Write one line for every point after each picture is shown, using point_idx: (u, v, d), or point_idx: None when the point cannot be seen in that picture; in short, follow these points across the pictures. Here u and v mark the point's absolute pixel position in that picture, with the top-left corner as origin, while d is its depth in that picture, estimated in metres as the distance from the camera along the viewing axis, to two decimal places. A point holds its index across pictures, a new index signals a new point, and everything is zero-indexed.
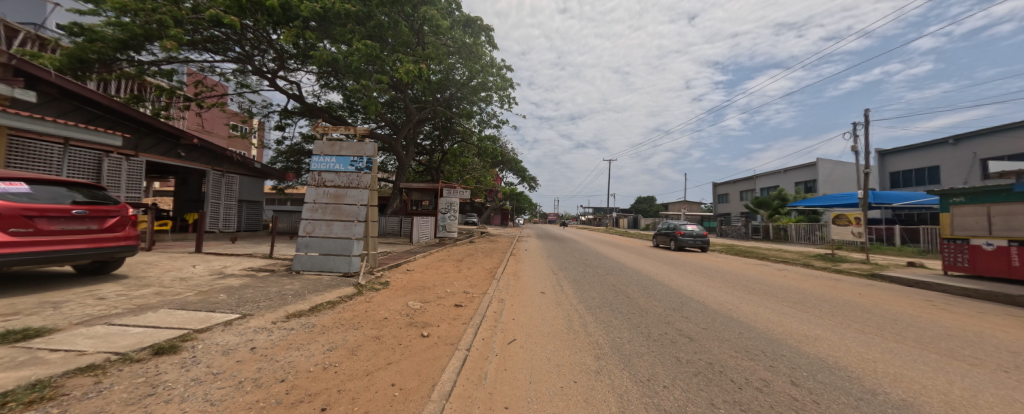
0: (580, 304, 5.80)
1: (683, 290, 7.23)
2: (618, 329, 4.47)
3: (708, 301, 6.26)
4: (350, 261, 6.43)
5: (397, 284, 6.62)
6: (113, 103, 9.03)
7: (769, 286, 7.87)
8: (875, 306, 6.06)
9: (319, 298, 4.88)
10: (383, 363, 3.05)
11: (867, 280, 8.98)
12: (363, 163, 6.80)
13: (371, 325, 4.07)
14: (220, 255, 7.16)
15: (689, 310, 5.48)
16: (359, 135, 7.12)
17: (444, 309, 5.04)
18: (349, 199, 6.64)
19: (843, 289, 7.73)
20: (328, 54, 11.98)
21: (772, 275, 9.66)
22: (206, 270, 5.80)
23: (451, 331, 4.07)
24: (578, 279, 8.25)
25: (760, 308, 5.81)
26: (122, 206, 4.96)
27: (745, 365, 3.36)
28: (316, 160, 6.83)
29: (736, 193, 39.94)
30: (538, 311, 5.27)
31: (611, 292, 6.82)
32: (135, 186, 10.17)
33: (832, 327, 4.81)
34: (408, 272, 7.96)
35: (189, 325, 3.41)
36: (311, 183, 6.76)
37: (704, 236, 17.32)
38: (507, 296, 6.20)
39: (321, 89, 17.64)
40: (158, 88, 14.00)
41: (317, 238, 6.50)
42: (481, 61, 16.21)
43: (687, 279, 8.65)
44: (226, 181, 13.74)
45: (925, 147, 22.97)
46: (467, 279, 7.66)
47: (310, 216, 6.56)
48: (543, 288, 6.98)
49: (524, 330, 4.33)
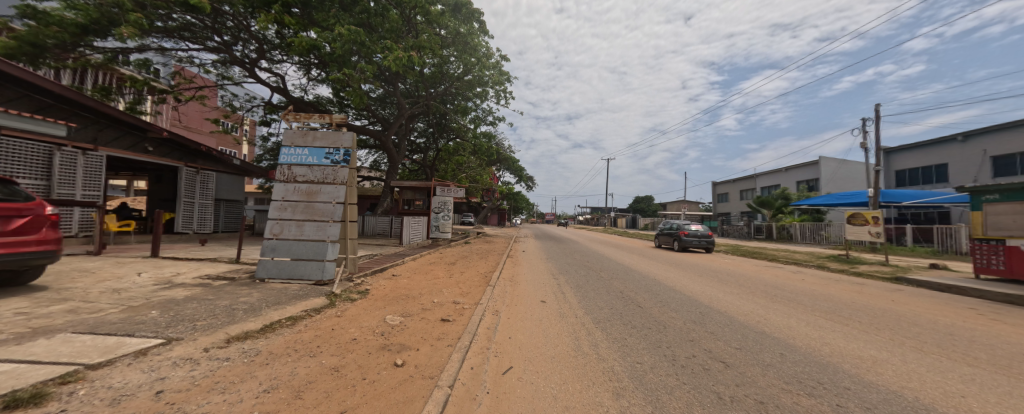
0: (588, 316, 5.07)
1: (698, 297, 6.55)
2: (636, 350, 3.72)
3: (730, 311, 5.55)
4: (323, 267, 5.57)
5: (379, 292, 5.82)
6: (65, 91, 8.17)
7: (791, 292, 7.18)
8: (918, 317, 5.40)
9: (278, 314, 4.08)
10: (334, 412, 2.24)
11: (893, 284, 8.30)
12: (340, 155, 6.00)
13: (335, 349, 3.30)
14: (177, 260, 6.28)
15: (712, 323, 4.78)
16: (336, 124, 6.29)
17: (428, 325, 4.27)
18: (324, 197, 5.85)
19: (872, 295, 7.06)
20: (307, 40, 10.97)
21: (788, 279, 8.97)
22: (150, 280, 4.94)
23: (432, 357, 3.29)
24: (580, 284, 7.55)
25: (792, 320, 5.10)
26: (36, 203, 4.12)
27: (807, 405, 2.60)
28: (286, 151, 6.00)
29: (736, 193, 39.57)
30: (539, 326, 4.52)
31: (620, 301, 6.09)
32: (95, 184, 9.29)
33: (885, 346, 4.09)
34: (393, 278, 7.16)
35: (83, 358, 2.57)
36: (279, 178, 5.93)
37: (709, 237, 16.65)
38: (503, 306, 5.43)
39: (309, 82, 16.90)
40: (129, 79, 13.07)
41: (285, 241, 5.65)
42: (477, 53, 15.57)
43: (698, 284, 7.94)
44: (202, 179, 12.79)
45: (932, 144, 22.48)
46: (458, 285, 6.87)
47: (278, 215, 5.74)
48: (543, 297, 6.21)
49: (524, 353, 3.58)
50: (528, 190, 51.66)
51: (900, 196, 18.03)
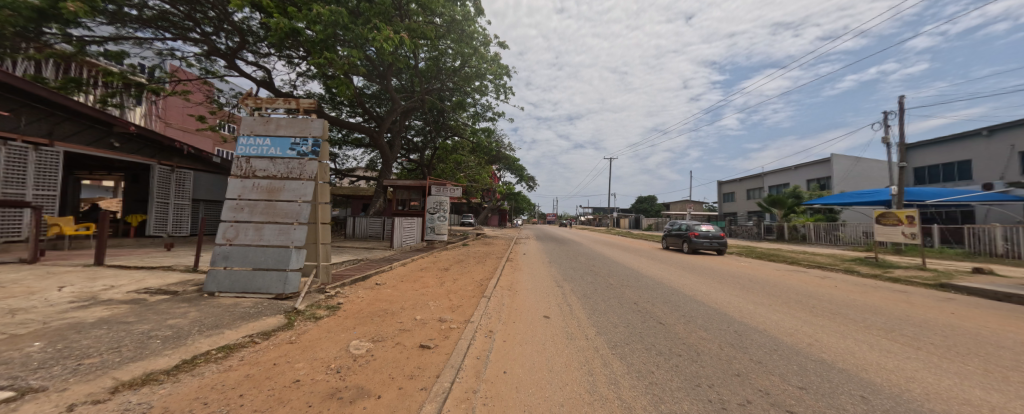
0: (601, 337, 4.15)
1: (725, 309, 5.66)
2: (669, 393, 2.82)
3: (771, 330, 4.63)
4: (285, 279, 4.64)
5: (352, 308, 4.92)
6: (17, 81, 7.39)
7: (830, 304, 6.25)
8: (1004, 338, 4.41)
9: (209, 343, 3.18)
10: None
11: (941, 292, 7.31)
12: (307, 146, 5.16)
13: (264, 400, 2.38)
14: (121, 270, 5.43)
15: (755, 348, 3.89)
16: (304, 109, 5.41)
17: (402, 354, 3.38)
18: (287, 195, 4.98)
19: (924, 306, 6.11)
20: (285, 23, 10.01)
21: (818, 286, 8.06)
22: (69, 296, 4.05)
23: (395, 411, 2.35)
24: (588, 294, 6.66)
25: (849, 342, 4.18)
26: None
27: None
28: (243, 142, 5.14)
29: (743, 192, 38.63)
30: (542, 354, 3.60)
31: (637, 316, 5.19)
32: (50, 183, 8.56)
33: (989, 382, 3.15)
34: (375, 289, 6.26)
35: None
36: (235, 173, 5.06)
37: (721, 238, 15.68)
38: (499, 325, 4.52)
39: (298, 77, 16.21)
40: (104, 71, 12.31)
41: (240, 248, 4.77)
42: (473, 42, 14.72)
43: (722, 293, 7.00)
44: (177, 177, 11.99)
45: (954, 139, 21.53)
46: (447, 297, 5.98)
47: (233, 217, 4.87)
48: (546, 311, 5.30)
49: (522, 398, 2.67)
50: (529, 191, 50.76)
51: (925, 194, 16.94)
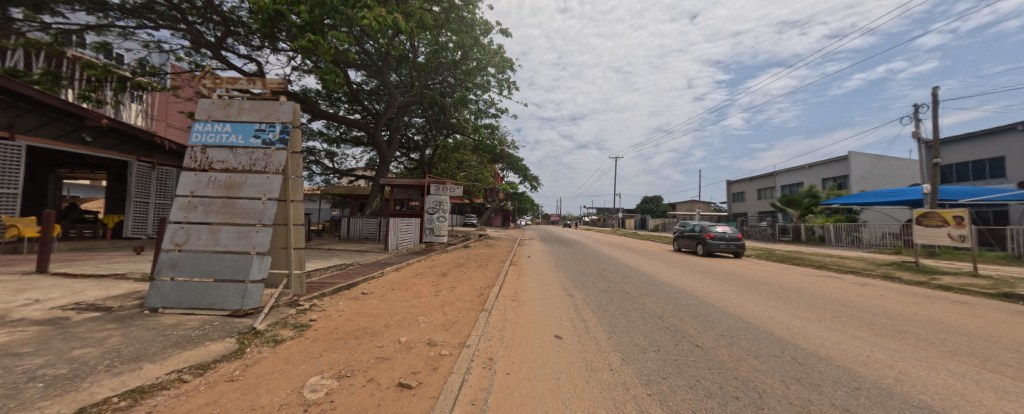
0: (629, 368, 3.30)
1: (768, 325, 4.81)
2: None
3: (836, 356, 3.76)
4: (243, 292, 3.83)
5: (325, 326, 4.11)
6: None
7: (887, 319, 5.34)
8: None
9: (107, 386, 2.35)
10: None
11: (1008, 304, 6.37)
12: (275, 133, 4.39)
13: None
14: (64, 279, 4.67)
15: (830, 386, 3.01)
16: (272, 91, 4.63)
17: (371, 398, 2.55)
18: (249, 191, 4.22)
19: (1008, 324, 5.13)
20: (268, 5, 9.23)
21: (863, 295, 7.13)
22: None
23: None
24: (603, 305, 5.86)
25: (951, 379, 3.24)
26: None
27: None
28: (198, 127, 4.38)
29: (754, 192, 37.55)
30: (556, 397, 2.73)
31: (665, 334, 4.37)
32: (8, 180, 7.91)
33: None
34: (359, 300, 5.45)
35: None
36: (189, 165, 4.30)
37: (738, 240, 14.71)
38: (501, 350, 3.70)
39: (293, 71, 15.56)
40: (86, 64, 11.71)
41: (192, 254, 4.02)
42: (474, 32, 13.89)
43: (755, 303, 6.14)
44: (158, 176, 11.40)
45: (986, 135, 20.36)
46: (440, 310, 5.17)
47: (184, 217, 4.11)
48: (557, 329, 4.47)
49: None
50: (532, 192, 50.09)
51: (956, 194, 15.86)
